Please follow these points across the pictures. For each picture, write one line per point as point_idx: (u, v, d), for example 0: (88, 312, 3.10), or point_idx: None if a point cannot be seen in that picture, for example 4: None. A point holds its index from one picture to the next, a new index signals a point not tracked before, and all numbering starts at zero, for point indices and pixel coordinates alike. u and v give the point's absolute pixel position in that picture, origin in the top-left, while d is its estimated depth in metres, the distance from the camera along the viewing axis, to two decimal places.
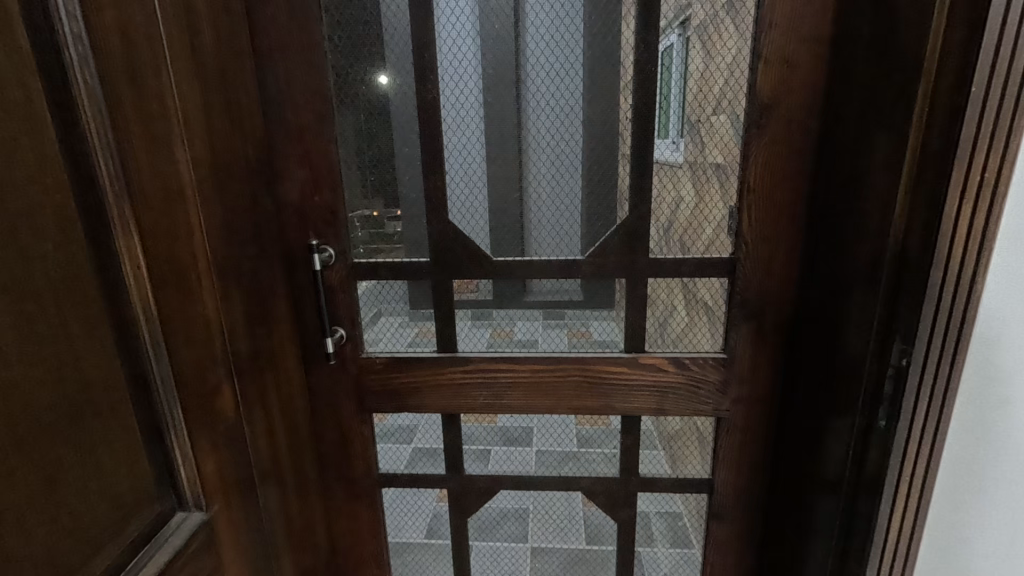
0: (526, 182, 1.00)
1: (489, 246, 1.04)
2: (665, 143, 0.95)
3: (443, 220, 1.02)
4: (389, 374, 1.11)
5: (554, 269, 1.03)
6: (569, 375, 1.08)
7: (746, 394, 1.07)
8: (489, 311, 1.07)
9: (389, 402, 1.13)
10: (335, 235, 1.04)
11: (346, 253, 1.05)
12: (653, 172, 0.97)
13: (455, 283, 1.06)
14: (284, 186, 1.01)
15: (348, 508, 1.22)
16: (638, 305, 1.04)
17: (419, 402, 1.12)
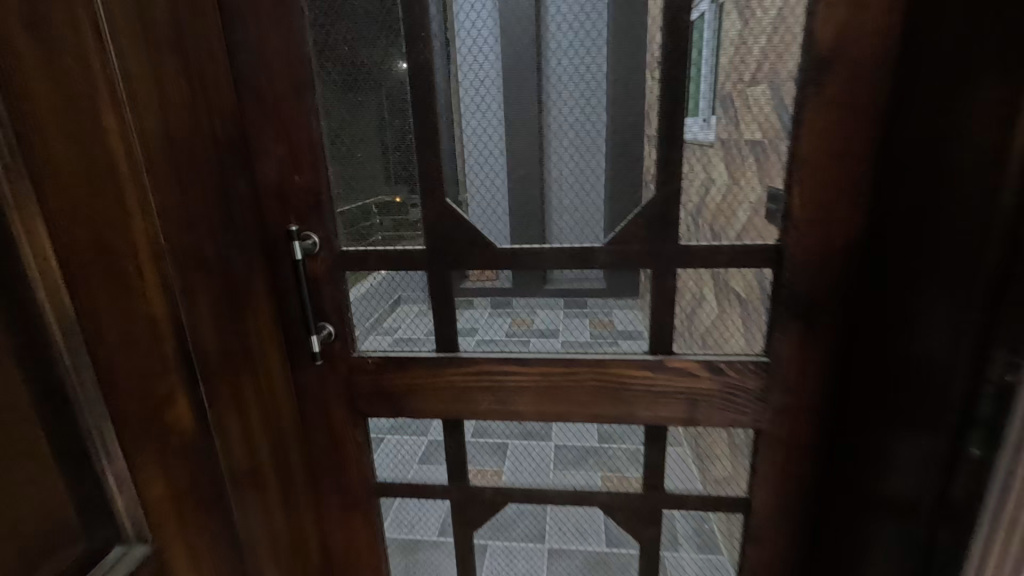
0: (547, 162, 0.88)
1: (493, 233, 0.91)
2: (696, 124, 0.82)
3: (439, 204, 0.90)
4: (381, 376, 0.99)
5: (567, 259, 0.90)
6: (584, 379, 0.95)
7: (791, 404, 0.91)
8: (511, 300, 0.95)
9: (383, 406, 1.01)
10: (319, 220, 0.92)
11: (333, 240, 0.93)
12: (663, 152, 0.83)
13: (478, 271, 0.93)
14: (261, 165, 0.90)
15: (344, 518, 1.12)
16: (665, 301, 0.89)
17: (416, 407, 1.01)
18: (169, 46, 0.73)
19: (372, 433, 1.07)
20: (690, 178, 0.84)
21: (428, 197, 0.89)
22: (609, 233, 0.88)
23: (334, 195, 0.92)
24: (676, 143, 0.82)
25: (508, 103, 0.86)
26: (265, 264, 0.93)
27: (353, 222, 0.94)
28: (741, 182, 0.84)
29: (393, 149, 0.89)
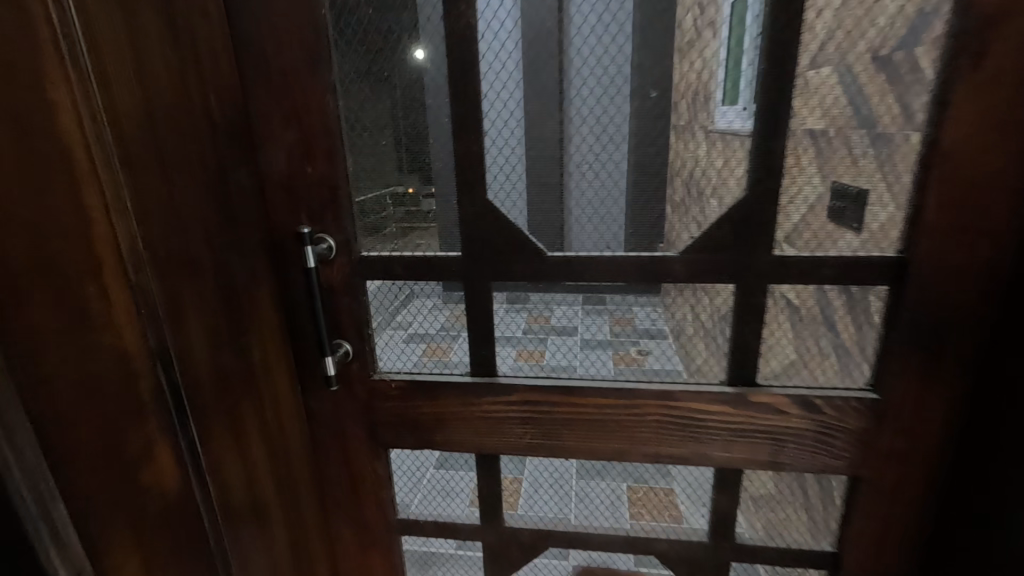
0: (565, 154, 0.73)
1: (542, 234, 0.76)
2: (735, 113, 0.68)
3: (480, 201, 0.75)
4: (405, 403, 0.85)
5: (632, 269, 0.75)
6: (647, 414, 0.80)
7: (901, 448, 0.75)
8: (524, 295, 0.79)
9: (407, 436, 0.87)
10: (335, 219, 0.77)
11: (351, 243, 0.78)
12: (682, 155, 0.71)
13: (496, 284, 0.78)
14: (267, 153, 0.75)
15: (359, 560, 0.98)
16: (750, 321, 0.74)
17: (445, 438, 0.87)
18: (143, 13, 0.58)
19: (394, 465, 0.92)
20: (733, 180, 0.70)
21: (467, 193, 0.75)
22: (658, 247, 0.74)
23: (352, 190, 0.77)
24: (684, 144, 0.71)
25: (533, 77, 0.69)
26: (270, 271, 0.78)
27: (375, 221, 0.79)
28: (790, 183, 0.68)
29: (422, 135, 0.75)
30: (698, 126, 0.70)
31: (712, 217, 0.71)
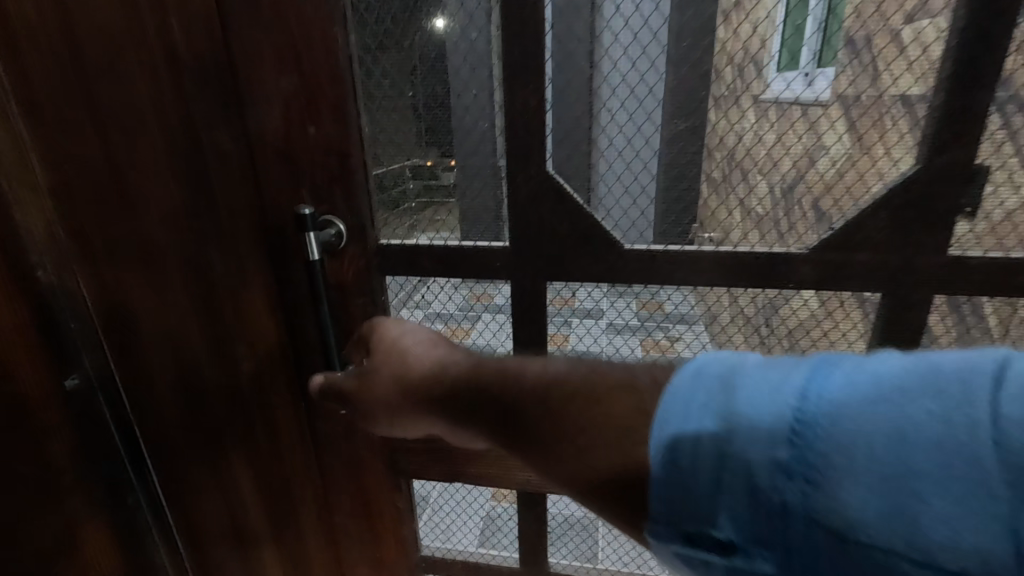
0: (611, 125, 0.54)
1: (616, 222, 0.57)
2: (793, 80, 0.51)
3: (539, 177, 0.56)
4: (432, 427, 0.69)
5: (742, 270, 0.56)
6: None
7: None
8: (562, 279, 0.60)
9: (435, 464, 0.71)
10: (347, 197, 0.59)
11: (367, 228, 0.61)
12: (724, 136, 0.53)
13: (555, 284, 0.60)
14: (255, 109, 0.56)
15: None
16: (898, 342, 0.55)
17: (480, 470, 0.70)
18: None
19: (417, 498, 0.76)
20: (786, 162, 0.53)
21: (520, 166, 0.56)
22: (717, 245, 0.56)
23: (370, 160, 0.59)
24: (723, 124, 0.52)
25: (574, 22, 0.52)
26: (263, 265, 0.61)
27: (397, 199, 0.60)
28: (847, 164, 0.51)
29: (461, 87, 0.55)
30: (743, 99, 0.51)
31: (766, 213, 0.54)
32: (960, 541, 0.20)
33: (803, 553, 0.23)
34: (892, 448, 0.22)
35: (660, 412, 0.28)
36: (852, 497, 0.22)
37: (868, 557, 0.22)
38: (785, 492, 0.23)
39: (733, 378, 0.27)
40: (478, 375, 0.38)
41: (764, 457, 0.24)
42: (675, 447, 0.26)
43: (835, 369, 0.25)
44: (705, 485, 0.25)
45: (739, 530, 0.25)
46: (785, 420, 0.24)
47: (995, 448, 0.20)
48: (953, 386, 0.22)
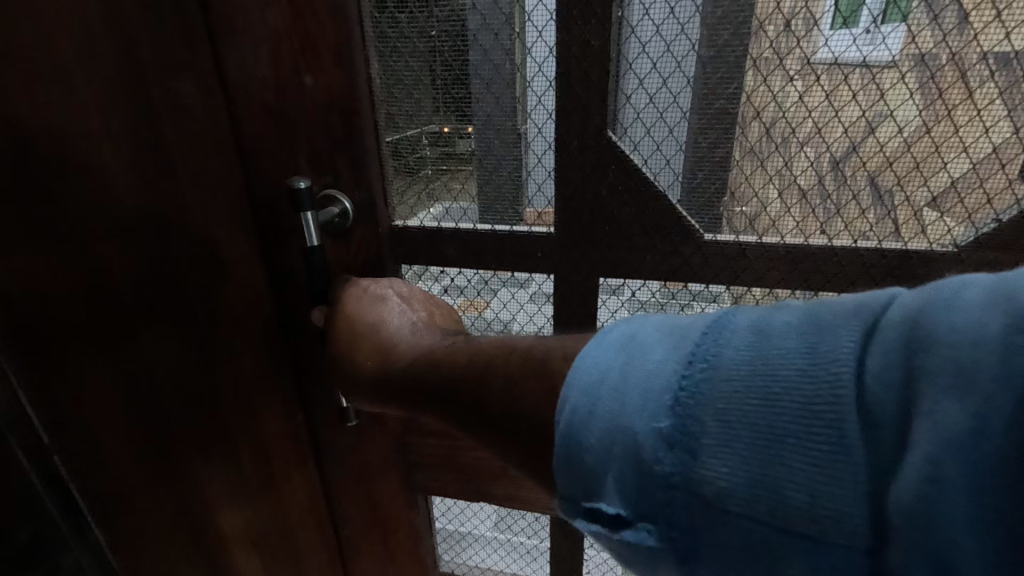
0: (688, 83, 0.40)
1: (698, 210, 0.44)
2: (852, 41, 0.36)
3: (599, 144, 0.43)
4: (455, 439, 0.59)
5: (865, 272, 0.42)
6: None
7: None
8: (621, 276, 0.48)
9: (459, 481, 0.61)
10: (353, 167, 0.47)
11: (382, 205, 0.49)
12: (779, 114, 0.39)
13: (611, 279, 0.48)
14: (238, 52, 0.44)
15: None
16: None
17: (510, 490, 0.61)
18: None
19: (436, 511, 0.68)
20: (860, 140, 0.39)
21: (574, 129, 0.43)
22: (830, 238, 0.42)
23: (382, 123, 0.47)
24: (769, 96, 0.39)
25: None
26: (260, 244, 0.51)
27: (417, 171, 0.48)
28: (941, 137, 0.37)
29: (490, 22, 0.42)
30: (783, 66, 0.38)
31: (865, 202, 0.40)
32: (820, 506, 0.20)
33: (676, 521, 0.23)
34: (758, 413, 0.21)
35: (564, 391, 0.27)
36: (719, 465, 0.22)
37: (743, 523, 0.21)
38: (668, 465, 0.23)
39: (633, 345, 0.26)
40: (416, 365, 0.39)
41: (650, 429, 0.23)
42: (575, 425, 0.26)
43: (724, 331, 0.24)
44: (596, 461, 0.25)
45: (626, 509, 0.24)
46: (669, 400, 0.23)
47: (849, 414, 0.20)
48: (819, 342, 0.21)
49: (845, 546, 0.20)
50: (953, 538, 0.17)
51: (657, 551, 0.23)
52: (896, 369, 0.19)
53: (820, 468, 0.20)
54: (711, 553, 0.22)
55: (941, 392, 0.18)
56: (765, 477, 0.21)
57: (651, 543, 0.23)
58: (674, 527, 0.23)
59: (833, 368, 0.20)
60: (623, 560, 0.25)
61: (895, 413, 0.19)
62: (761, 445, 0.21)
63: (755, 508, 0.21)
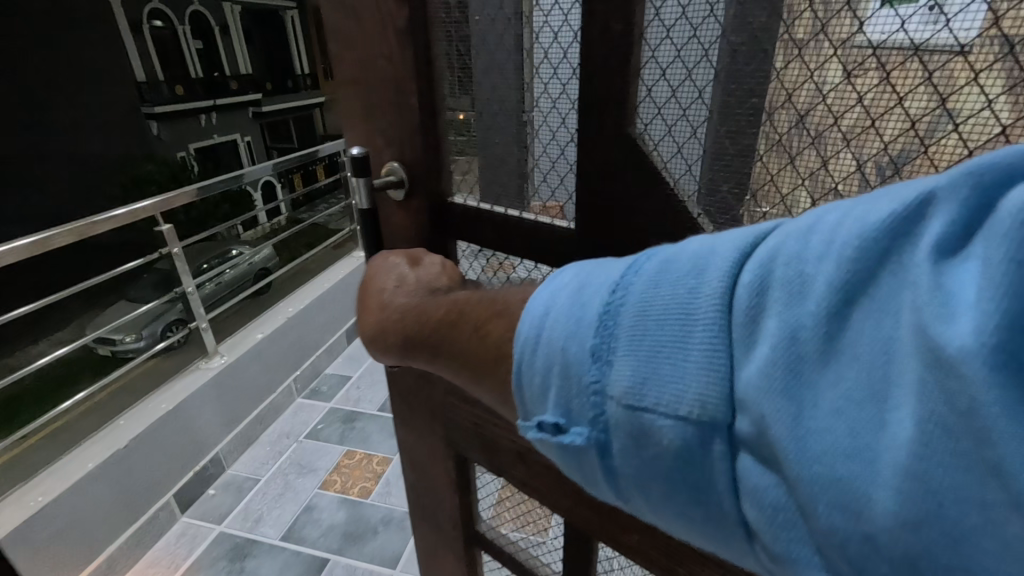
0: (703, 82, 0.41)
1: (722, 215, 0.44)
2: (908, 18, 0.33)
3: (622, 140, 0.46)
4: (481, 417, 0.68)
5: None
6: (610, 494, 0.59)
7: None
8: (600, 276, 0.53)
9: (477, 448, 0.72)
10: (411, 143, 0.58)
11: (438, 183, 0.60)
12: (816, 104, 0.37)
13: None
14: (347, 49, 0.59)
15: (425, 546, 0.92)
16: None
17: (513, 474, 0.68)
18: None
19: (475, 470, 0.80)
20: (917, 135, 0.35)
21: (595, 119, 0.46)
22: None
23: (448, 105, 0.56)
24: (809, 87, 0.37)
25: None
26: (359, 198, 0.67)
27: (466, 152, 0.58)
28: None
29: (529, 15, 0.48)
30: (829, 54, 0.36)
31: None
32: (689, 391, 0.28)
33: (598, 415, 0.32)
34: (655, 322, 0.30)
35: (518, 327, 0.36)
36: (627, 364, 0.30)
37: (635, 409, 0.30)
38: (591, 373, 0.32)
39: (586, 278, 0.35)
40: (409, 329, 0.44)
41: (580, 347, 0.33)
42: (527, 349, 0.35)
43: (641, 266, 0.32)
44: (542, 376, 0.34)
45: (563, 407, 0.33)
46: (596, 320, 0.32)
47: (715, 321, 0.28)
48: (705, 269, 0.29)
49: (705, 421, 0.27)
50: (772, 405, 0.25)
51: (587, 444, 0.32)
52: (754, 288, 0.27)
53: (695, 363, 0.28)
54: (618, 435, 0.31)
55: (781, 299, 0.26)
56: (651, 370, 0.29)
57: (581, 440, 0.32)
58: (597, 420, 0.32)
59: (713, 288, 0.28)
60: (563, 454, 0.34)
61: (750, 317, 0.27)
62: (659, 348, 0.29)
63: (649, 397, 0.29)
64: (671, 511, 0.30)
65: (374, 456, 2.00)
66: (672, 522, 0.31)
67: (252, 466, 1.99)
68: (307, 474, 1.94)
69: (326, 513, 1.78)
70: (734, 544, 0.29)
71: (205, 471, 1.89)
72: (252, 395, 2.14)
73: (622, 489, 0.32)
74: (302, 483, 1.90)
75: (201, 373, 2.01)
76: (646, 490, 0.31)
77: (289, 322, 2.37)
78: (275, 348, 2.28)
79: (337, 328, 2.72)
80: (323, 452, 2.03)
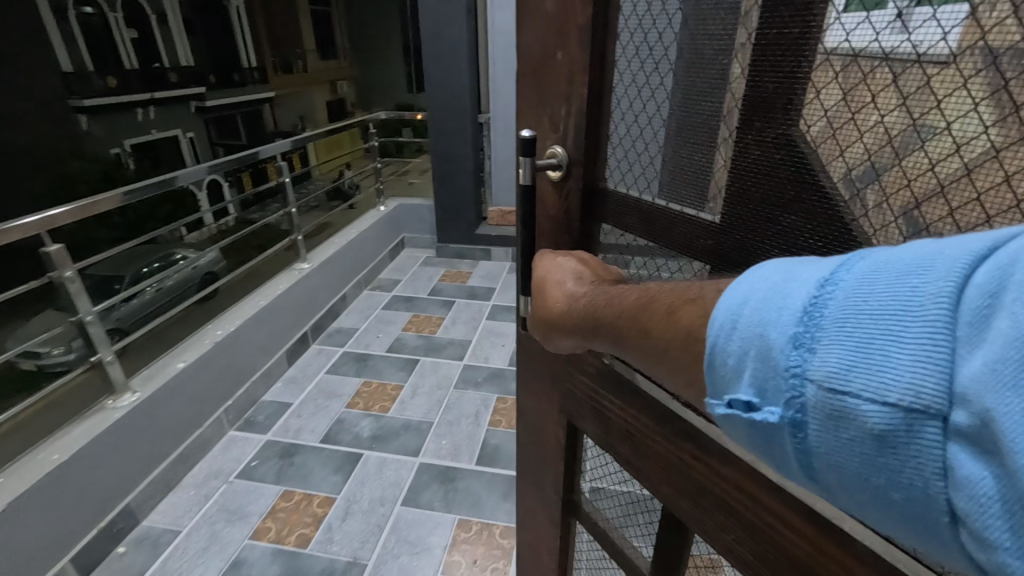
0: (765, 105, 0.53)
1: (771, 203, 0.55)
2: (879, 28, 0.44)
3: (776, 140, 0.53)
4: (599, 391, 0.82)
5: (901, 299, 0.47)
6: (693, 475, 0.67)
7: None
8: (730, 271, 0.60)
9: (594, 420, 0.85)
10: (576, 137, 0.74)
11: (594, 168, 0.75)
12: (815, 98, 0.50)
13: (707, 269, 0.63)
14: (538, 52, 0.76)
15: (532, 505, 1.11)
16: None
17: (622, 447, 0.79)
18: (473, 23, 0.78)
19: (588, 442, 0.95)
20: (911, 127, 0.44)
21: (755, 123, 0.55)
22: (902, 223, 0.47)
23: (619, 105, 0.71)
24: (804, 86, 0.50)
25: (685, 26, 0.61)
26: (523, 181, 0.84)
27: (623, 135, 0.71)
28: (1002, 104, 0.39)
29: (648, 42, 0.65)
30: (828, 59, 0.48)
31: (935, 175, 0.44)
32: (910, 385, 0.28)
33: (794, 397, 0.32)
34: (866, 316, 0.30)
35: (714, 313, 0.38)
36: (831, 350, 0.31)
37: (845, 397, 0.30)
38: (792, 359, 0.33)
39: (792, 271, 0.36)
40: (591, 307, 0.57)
41: (780, 334, 0.33)
42: (723, 332, 0.37)
43: (854, 265, 0.33)
44: (736, 357, 0.36)
45: (757, 385, 0.34)
46: (800, 310, 0.33)
47: (941, 318, 0.27)
48: (929, 268, 0.29)
49: (927, 415, 0.27)
50: (997, 398, 0.24)
51: (778, 422, 0.33)
52: (990, 288, 0.26)
53: (909, 358, 0.28)
54: (816, 419, 0.31)
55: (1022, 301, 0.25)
56: (866, 362, 0.29)
57: (775, 418, 0.33)
58: (793, 401, 0.32)
59: (939, 286, 0.28)
60: (752, 429, 0.35)
61: (979, 313, 0.26)
62: (868, 339, 0.30)
63: (854, 383, 0.30)
64: (870, 497, 0.30)
65: (314, 497, 1.91)
66: (867, 508, 0.31)
67: (172, 515, 1.84)
68: (236, 522, 1.81)
69: (257, 567, 1.66)
70: (937, 534, 0.28)
71: (114, 526, 1.73)
72: (169, 436, 1.96)
73: (813, 469, 0.33)
74: (229, 532, 1.77)
75: (104, 416, 1.76)
76: (841, 474, 0.31)
77: (214, 347, 2.20)
78: (199, 379, 2.12)
79: (274, 350, 2.59)
80: (255, 494, 1.92)
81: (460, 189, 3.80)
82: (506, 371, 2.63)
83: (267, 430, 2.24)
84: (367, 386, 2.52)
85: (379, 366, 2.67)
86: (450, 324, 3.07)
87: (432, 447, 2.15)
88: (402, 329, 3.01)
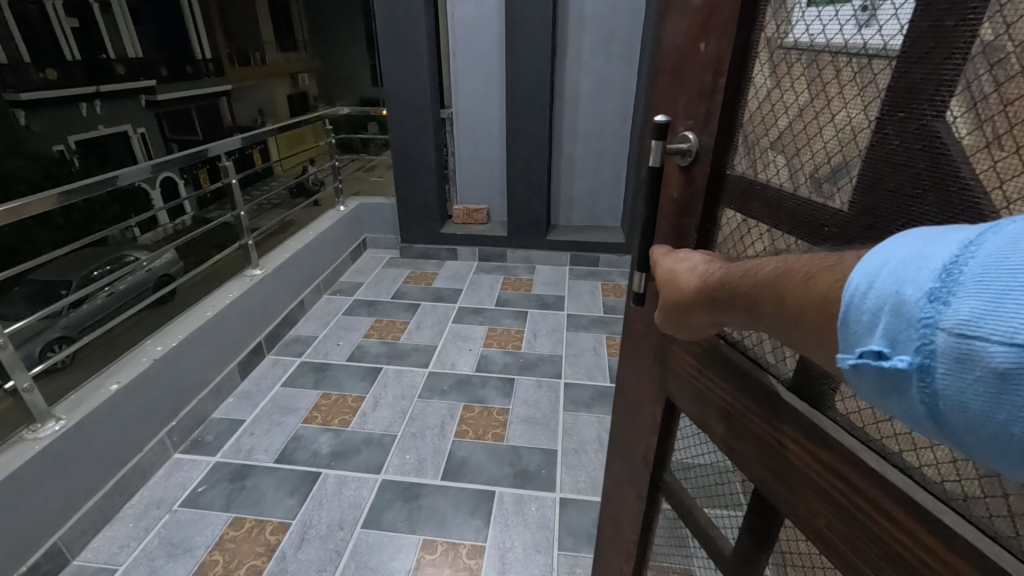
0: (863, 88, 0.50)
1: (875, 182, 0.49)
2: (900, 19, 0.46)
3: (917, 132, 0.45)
4: (699, 369, 0.77)
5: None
6: (789, 455, 0.61)
7: None
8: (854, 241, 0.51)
9: (691, 401, 0.80)
10: (705, 124, 0.68)
11: (719, 155, 0.67)
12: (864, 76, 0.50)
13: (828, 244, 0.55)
14: (677, 31, 0.70)
15: (620, 483, 1.11)
16: None
17: (718, 428, 0.74)
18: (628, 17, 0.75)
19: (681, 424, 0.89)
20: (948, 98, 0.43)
21: (897, 113, 0.47)
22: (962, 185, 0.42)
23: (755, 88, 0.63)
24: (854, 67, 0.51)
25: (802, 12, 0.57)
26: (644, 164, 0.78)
27: (755, 121, 0.64)
28: None
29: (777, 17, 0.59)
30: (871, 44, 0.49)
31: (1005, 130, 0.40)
32: None
33: (924, 344, 0.30)
34: (1007, 266, 0.27)
35: (850, 276, 0.34)
36: (971, 298, 0.28)
37: (975, 339, 0.27)
38: (925, 309, 0.30)
39: (936, 235, 0.33)
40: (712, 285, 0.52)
41: (915, 289, 0.31)
42: (857, 292, 0.33)
43: (1004, 228, 0.29)
44: (870, 314, 0.33)
45: (888, 337, 0.31)
46: (940, 267, 0.30)
47: None
48: None
49: None
50: None
51: (905, 370, 0.30)
52: None
53: None
54: (943, 363, 0.29)
55: None
56: (1003, 306, 0.26)
57: (902, 366, 0.30)
58: (922, 348, 0.30)
59: None
60: (881, 382, 0.32)
61: None
62: (1009, 286, 0.27)
63: (986, 327, 0.27)
64: (999, 442, 0.27)
65: (267, 523, 1.79)
66: (999, 455, 0.27)
67: (106, 551, 1.68)
68: (178, 556, 1.67)
69: None
70: None
71: (40, 567, 1.57)
72: (104, 464, 1.81)
73: (940, 416, 0.30)
74: (169, 568, 1.63)
75: (24, 448, 1.58)
76: (968, 416, 0.28)
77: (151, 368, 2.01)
78: (136, 401, 1.94)
79: (228, 362, 2.44)
80: (201, 524, 1.78)
81: (425, 188, 3.66)
82: (472, 376, 2.54)
83: (213, 451, 2.09)
84: (326, 398, 2.39)
85: (341, 377, 2.54)
86: (414, 328, 2.96)
87: (396, 461, 2.04)
88: (364, 336, 2.88)
